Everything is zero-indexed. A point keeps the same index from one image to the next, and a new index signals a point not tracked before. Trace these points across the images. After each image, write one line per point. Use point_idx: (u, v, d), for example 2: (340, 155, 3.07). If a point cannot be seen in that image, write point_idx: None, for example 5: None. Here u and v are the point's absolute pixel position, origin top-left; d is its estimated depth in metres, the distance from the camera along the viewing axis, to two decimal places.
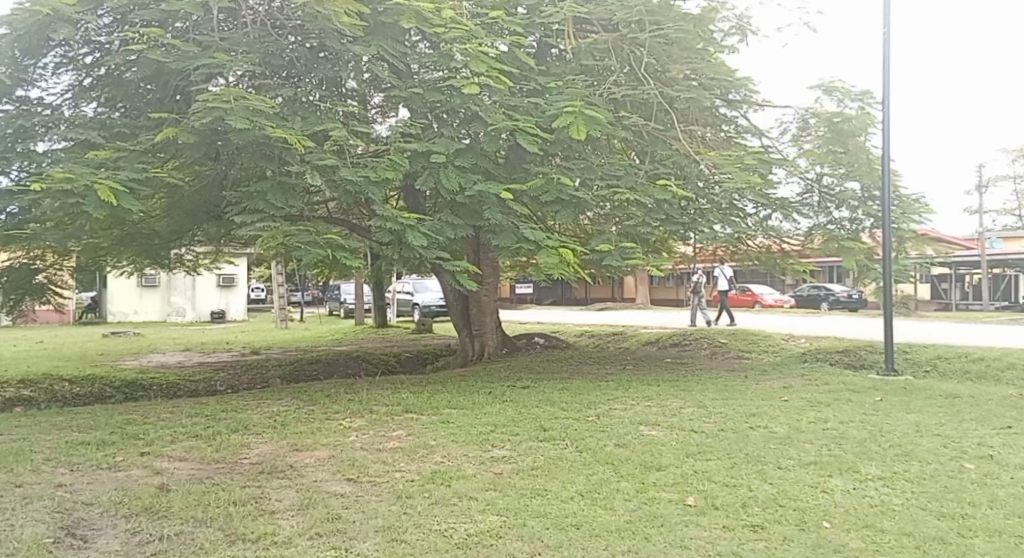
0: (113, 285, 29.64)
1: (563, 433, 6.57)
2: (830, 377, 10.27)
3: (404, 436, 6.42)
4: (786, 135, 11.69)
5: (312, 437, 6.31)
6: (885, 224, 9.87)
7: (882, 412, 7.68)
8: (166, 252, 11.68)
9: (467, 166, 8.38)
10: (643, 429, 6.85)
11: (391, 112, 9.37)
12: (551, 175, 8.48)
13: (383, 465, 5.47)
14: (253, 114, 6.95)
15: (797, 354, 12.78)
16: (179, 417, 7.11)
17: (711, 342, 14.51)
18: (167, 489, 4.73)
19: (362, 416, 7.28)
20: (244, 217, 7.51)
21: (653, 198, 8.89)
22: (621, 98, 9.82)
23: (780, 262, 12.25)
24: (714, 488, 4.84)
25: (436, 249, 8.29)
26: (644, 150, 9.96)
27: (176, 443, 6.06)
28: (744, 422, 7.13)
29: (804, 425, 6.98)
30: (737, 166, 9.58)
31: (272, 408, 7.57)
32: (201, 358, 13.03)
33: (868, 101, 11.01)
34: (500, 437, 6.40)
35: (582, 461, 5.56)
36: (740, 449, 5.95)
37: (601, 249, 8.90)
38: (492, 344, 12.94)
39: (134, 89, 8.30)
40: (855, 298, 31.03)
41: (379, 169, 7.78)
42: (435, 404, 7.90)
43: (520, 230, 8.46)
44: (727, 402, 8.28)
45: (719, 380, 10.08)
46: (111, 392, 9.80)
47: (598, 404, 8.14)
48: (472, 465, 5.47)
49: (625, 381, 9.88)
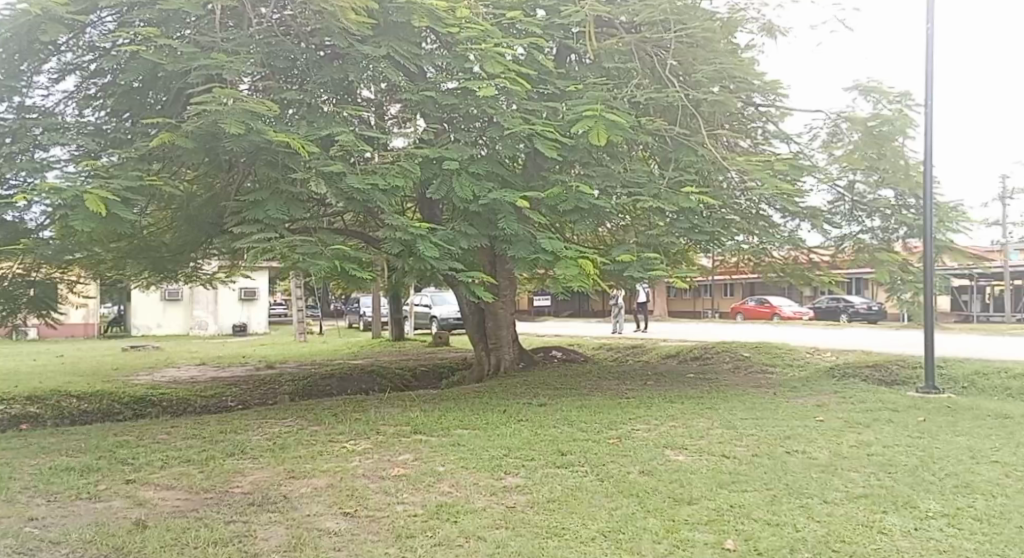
0: (137, 296, 29.53)
1: (583, 458, 6.02)
2: (865, 394, 9.60)
3: (411, 461, 5.90)
4: (815, 141, 11.09)
5: (313, 462, 5.77)
6: (927, 233, 9.17)
7: (929, 434, 7.03)
8: (174, 267, 11.28)
9: (482, 173, 7.88)
10: (669, 453, 6.28)
11: (409, 123, 8.60)
12: (570, 183, 7.96)
13: (385, 496, 4.98)
14: (253, 117, 6.48)
15: (825, 368, 12.13)
16: (176, 437, 6.59)
17: (734, 355, 13.89)
18: (144, 524, 4.29)
19: (367, 437, 6.71)
20: (245, 227, 6.93)
21: (678, 207, 8.33)
22: (644, 102, 9.27)
23: (807, 274, 11.63)
24: (754, 528, 4.28)
25: (448, 260, 7.77)
26: (667, 156, 9.38)
27: (166, 468, 5.56)
28: (779, 446, 6.52)
29: (847, 450, 6.35)
30: (766, 172, 9.01)
31: (275, 427, 7.04)
32: (214, 372, 12.57)
33: (907, 103, 10.41)
34: (515, 462, 5.87)
35: (603, 493, 5.01)
36: (779, 479, 5.35)
37: (623, 261, 8.35)
38: (509, 358, 12.39)
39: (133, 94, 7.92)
40: (876, 310, 30.08)
41: (387, 176, 7.28)
42: (445, 424, 7.35)
43: (538, 240, 7.93)
44: (758, 423, 7.68)
45: (746, 397, 9.46)
46: (118, 408, 9.34)
47: (620, 425, 7.56)
48: (482, 497, 4.95)
49: (646, 399, 9.28)
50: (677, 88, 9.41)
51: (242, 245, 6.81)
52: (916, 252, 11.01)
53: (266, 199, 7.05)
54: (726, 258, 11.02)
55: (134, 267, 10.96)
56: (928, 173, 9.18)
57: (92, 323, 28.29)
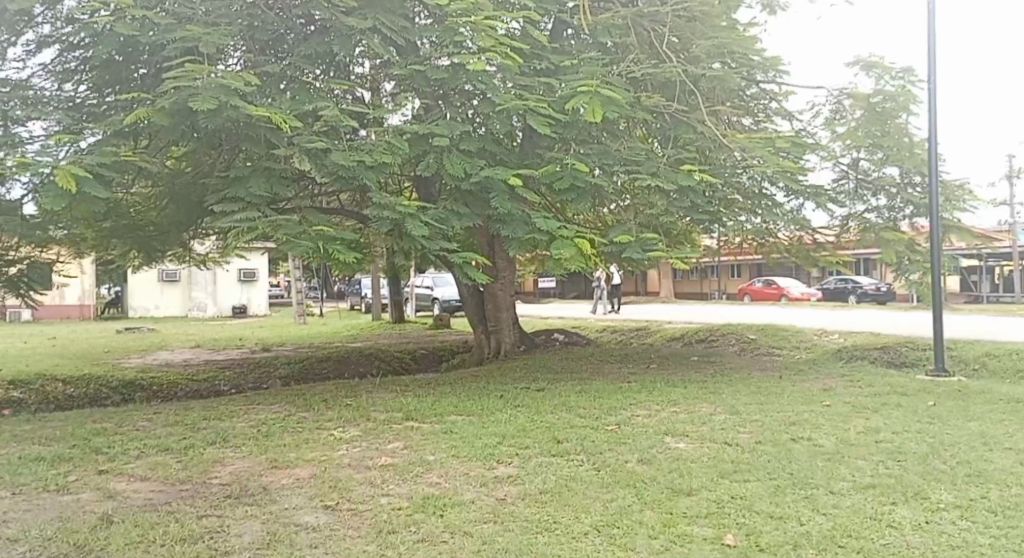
0: (134, 278, 29.18)
1: (579, 446, 5.78)
2: (875, 377, 9.32)
3: (400, 450, 5.67)
4: (818, 118, 10.64)
5: (297, 451, 5.55)
6: (936, 214, 8.79)
7: (939, 420, 6.76)
8: (163, 249, 11.03)
9: (473, 150, 7.57)
10: (669, 441, 6.04)
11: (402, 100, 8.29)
12: (566, 160, 7.65)
13: (370, 488, 4.76)
14: (231, 91, 6.21)
15: (832, 350, 11.87)
16: (158, 424, 6.38)
17: (739, 337, 13.63)
18: (110, 520, 4.19)
19: (356, 423, 6.48)
20: (226, 205, 6.69)
21: (678, 185, 8.02)
22: (642, 77, 8.91)
23: (813, 255, 11.33)
24: (756, 522, 4.02)
25: (440, 241, 7.51)
26: (666, 134, 9.01)
27: (141, 459, 5.39)
28: (783, 433, 6.26)
29: (854, 437, 6.07)
30: (769, 150, 8.69)
31: (262, 413, 6.82)
32: (208, 355, 12.37)
33: (911, 79, 9.84)
34: (508, 451, 5.63)
35: (599, 483, 4.77)
36: (783, 468, 5.10)
37: (621, 241, 8.06)
38: (509, 341, 12.15)
39: (111, 68, 7.65)
40: (885, 291, 29.65)
41: (375, 153, 7.00)
42: (439, 410, 7.12)
43: (533, 220, 7.64)
44: (763, 408, 7.43)
45: (751, 380, 9.22)
46: (106, 393, 9.14)
47: (619, 410, 7.33)
48: (472, 488, 4.72)
49: (648, 383, 9.04)
50: (675, 63, 9.03)
51: (220, 224, 6.57)
52: (924, 232, 10.65)
53: (249, 177, 6.79)
54: (729, 239, 10.71)
55: (122, 249, 10.72)
56: (934, 151, 8.79)
57: (89, 304, 28.12)
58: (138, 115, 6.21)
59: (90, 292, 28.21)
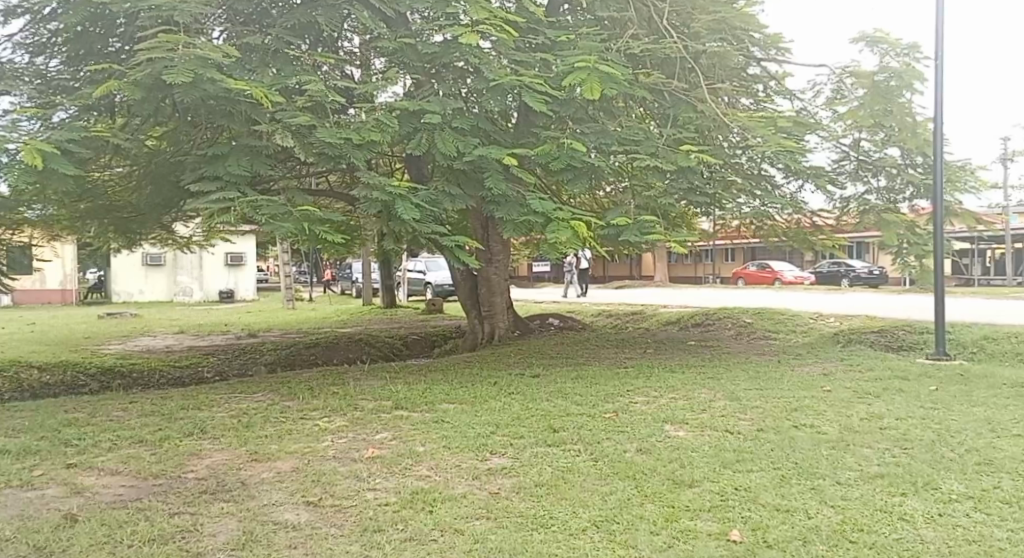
0: (117, 262, 28.94)
1: (576, 435, 5.53)
2: (873, 361, 9.12)
3: (388, 441, 5.40)
4: (819, 97, 10.35)
5: (280, 443, 5.30)
6: (939, 193, 8.51)
7: (944, 406, 6.55)
8: (144, 231, 10.68)
9: (466, 128, 7.24)
10: (668, 429, 5.80)
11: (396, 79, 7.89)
12: (561, 139, 7.34)
13: (356, 482, 4.52)
14: (208, 63, 5.85)
15: (829, 334, 11.67)
16: (133, 414, 6.10)
17: (735, 321, 13.43)
18: (75, 518, 3.95)
19: (343, 413, 6.21)
20: (203, 185, 6.34)
21: (677, 165, 7.73)
22: (641, 53, 8.60)
23: (810, 238, 11.10)
24: (762, 515, 3.73)
25: (430, 223, 7.19)
26: (665, 112, 8.68)
27: (114, 452, 5.15)
28: (786, 420, 6.04)
29: (859, 424, 5.85)
30: (770, 128, 8.40)
31: (245, 402, 6.54)
32: (191, 341, 12.06)
33: (915, 56, 9.56)
34: (501, 441, 5.38)
35: (597, 475, 4.53)
36: (787, 457, 4.86)
37: (618, 223, 7.76)
38: (502, 327, 11.90)
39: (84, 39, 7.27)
40: (877, 274, 29.55)
41: (363, 130, 6.66)
42: (429, 398, 6.86)
43: (528, 201, 7.33)
44: (762, 394, 7.20)
45: (749, 365, 9.00)
46: (84, 381, 8.85)
47: (616, 397, 7.08)
48: (463, 482, 4.46)
49: (644, 368, 8.81)
50: (675, 39, 8.74)
51: (196, 204, 6.19)
52: (925, 214, 10.32)
53: (228, 154, 6.44)
54: (726, 221, 10.48)
55: (101, 230, 10.37)
56: (940, 131, 8.51)
57: (69, 290, 27.67)
58: (109, 88, 5.86)
59: (72, 277, 27.77)
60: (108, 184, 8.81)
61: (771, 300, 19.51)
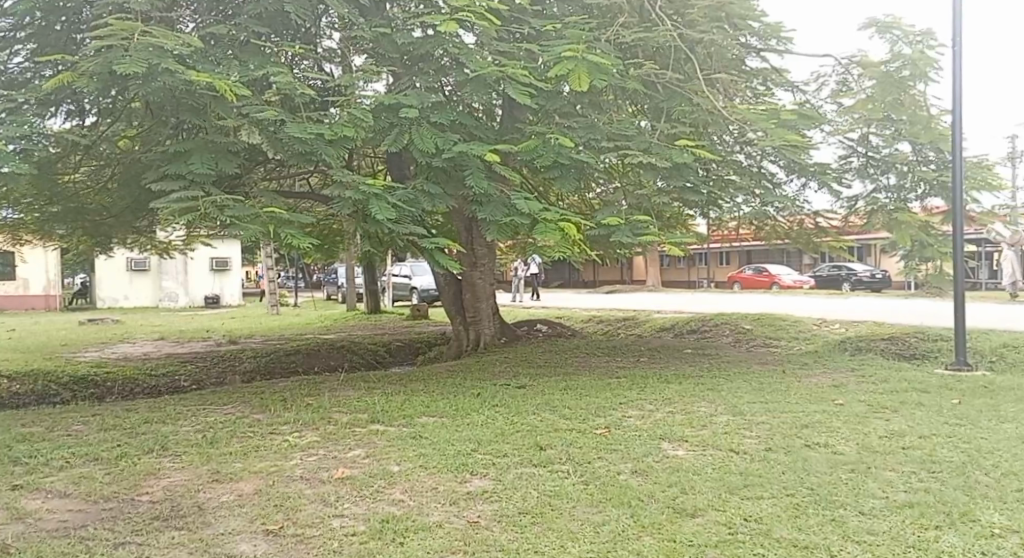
0: (99, 267, 28.41)
1: (564, 454, 5.09)
2: (887, 372, 8.67)
3: (361, 459, 4.96)
4: (823, 90, 9.96)
5: (244, 461, 4.85)
6: (957, 192, 8.06)
7: (970, 422, 6.10)
8: (119, 234, 10.22)
9: (445, 123, 6.81)
10: (667, 448, 5.36)
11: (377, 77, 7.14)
12: (548, 135, 6.92)
13: (322, 507, 4.07)
14: (166, 53, 5.44)
15: (836, 341, 11.24)
16: (93, 428, 5.64)
17: (734, 327, 12.99)
18: (7, 551, 3.50)
19: (315, 427, 5.77)
20: (165, 183, 5.91)
21: (673, 163, 7.31)
22: (633, 43, 8.17)
23: (814, 241, 10.67)
24: (779, 553, 3.30)
25: (409, 224, 6.74)
26: (658, 106, 8.22)
27: (65, 471, 4.67)
28: (796, 438, 5.60)
29: (877, 444, 5.41)
30: (773, 121, 7.98)
31: (213, 415, 6.10)
32: (171, 348, 11.59)
33: (929, 43, 9.02)
34: (482, 460, 4.94)
35: (588, 501, 4.10)
36: (801, 483, 4.43)
37: (610, 224, 7.32)
38: (489, 333, 11.48)
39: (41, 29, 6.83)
40: (880, 278, 29.08)
41: (336, 125, 6.24)
42: (408, 411, 6.43)
43: (513, 200, 6.89)
44: (769, 407, 6.76)
45: (753, 375, 8.56)
46: (54, 390, 8.38)
47: (609, 410, 6.65)
48: (441, 508, 4.02)
49: (638, 379, 8.37)
50: (669, 27, 8.30)
51: (157, 204, 5.76)
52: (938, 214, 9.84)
53: (192, 152, 6.01)
54: (726, 223, 10.04)
55: (72, 233, 9.90)
56: (959, 125, 8.06)
57: (53, 295, 27.15)
58: (60, 81, 5.43)
59: (55, 284, 27.22)
60: (74, 184, 8.38)
61: (767, 306, 19.21)
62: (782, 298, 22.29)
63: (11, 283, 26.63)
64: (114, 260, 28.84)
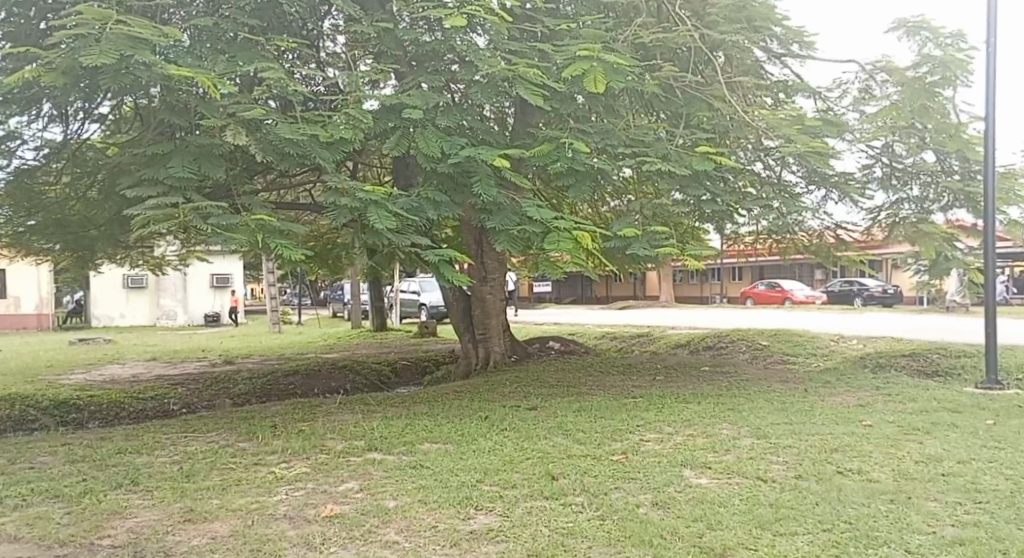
0: (97, 286, 28.32)
1: (579, 484, 4.62)
2: (914, 390, 8.15)
3: (352, 495, 4.47)
4: (845, 98, 9.54)
5: (223, 497, 4.35)
6: (990, 199, 7.59)
7: (1014, 445, 5.58)
8: (107, 248, 9.81)
9: (452, 126, 6.39)
10: (690, 476, 4.88)
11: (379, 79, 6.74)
12: (561, 139, 6.51)
13: (304, 551, 3.58)
14: (141, 44, 5.00)
15: (856, 357, 10.72)
16: (61, 460, 5.16)
17: (750, 344, 12.48)
18: None
19: (306, 457, 5.29)
20: (140, 189, 5.45)
21: (692, 169, 6.88)
22: (651, 44, 7.80)
23: (834, 253, 10.21)
24: None
25: (411, 234, 6.30)
26: (677, 111, 7.84)
27: (19, 510, 4.15)
28: (828, 464, 5.10)
29: (914, 470, 4.91)
30: (796, 128, 7.57)
31: (194, 444, 5.62)
32: (163, 369, 11.15)
33: (960, 45, 8.64)
34: (489, 493, 4.46)
35: (603, 539, 3.62)
36: (838, 515, 3.94)
37: (626, 235, 6.86)
38: (498, 351, 11.00)
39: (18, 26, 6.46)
40: (892, 293, 28.46)
41: (333, 127, 5.84)
42: (409, 438, 5.95)
43: (523, 209, 6.45)
44: (794, 430, 6.26)
45: (772, 394, 8.06)
46: (31, 415, 7.88)
47: (625, 434, 6.16)
48: (439, 550, 3.54)
49: (654, 399, 7.88)
50: (690, 27, 7.95)
51: (132, 210, 5.30)
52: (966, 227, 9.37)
53: (172, 154, 5.59)
54: (743, 235, 9.60)
55: (58, 247, 9.49)
56: (991, 130, 7.62)
57: (46, 315, 26.96)
58: (20, 75, 4.96)
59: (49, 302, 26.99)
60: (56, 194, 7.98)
61: (782, 321, 18.80)
62: (794, 315, 21.79)
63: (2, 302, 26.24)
64: (108, 276, 28.53)
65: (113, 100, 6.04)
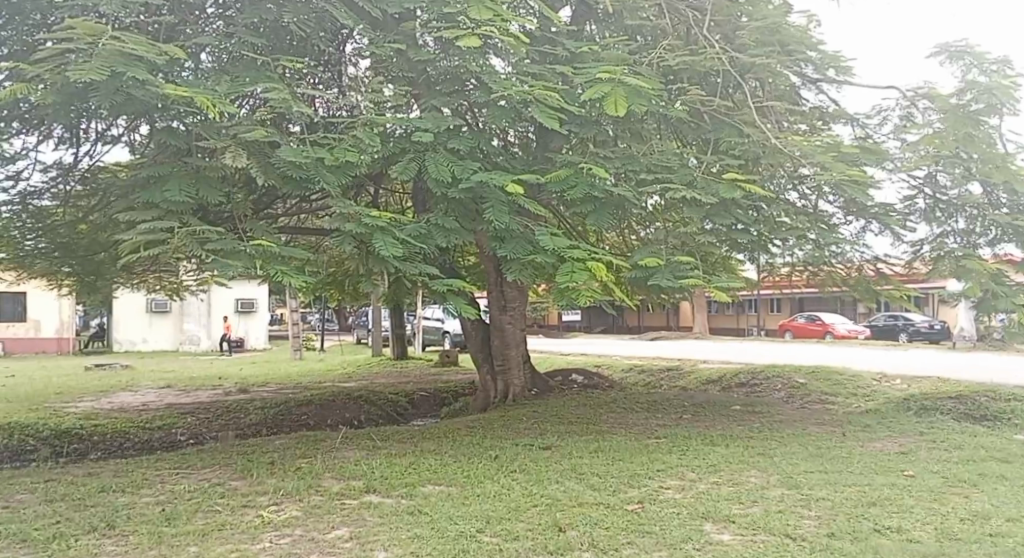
0: (121, 311, 28.50)
1: (589, 537, 4.23)
2: (962, 437, 7.54)
3: (340, 543, 4.14)
4: (885, 125, 9.11)
5: (201, 543, 4.06)
6: None
7: None
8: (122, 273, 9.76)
9: (464, 150, 6.15)
10: (711, 531, 4.45)
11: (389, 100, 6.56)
12: (579, 164, 6.21)
13: None
14: (135, 61, 4.87)
15: (899, 399, 10.07)
16: (44, 498, 4.93)
17: (786, 382, 11.89)
18: None
19: (298, 498, 4.99)
20: (136, 212, 5.29)
21: (719, 197, 6.51)
22: (676, 67, 7.52)
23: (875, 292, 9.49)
24: None
25: (420, 263, 6.04)
26: (704, 136, 7.50)
27: None
28: (862, 521, 4.63)
29: (958, 529, 4.41)
30: (832, 155, 7.15)
31: (185, 482, 5.37)
32: (175, 398, 11.01)
33: (1006, 72, 8.18)
34: (489, 545, 4.10)
35: None
36: None
37: (647, 266, 6.50)
38: (518, 384, 10.64)
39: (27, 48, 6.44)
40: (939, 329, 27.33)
41: (339, 150, 5.64)
42: (413, 479, 5.61)
43: (538, 237, 6.15)
44: (828, 480, 5.77)
45: (806, 439, 7.52)
46: (32, 445, 7.71)
47: (644, 481, 5.74)
48: None
49: (678, 441, 7.42)
50: (719, 51, 7.65)
51: (128, 234, 5.14)
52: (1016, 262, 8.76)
53: (171, 177, 5.43)
54: (775, 268, 9.13)
55: (73, 272, 9.46)
56: None
57: (66, 339, 27.52)
58: (8, 91, 4.84)
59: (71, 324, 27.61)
60: None
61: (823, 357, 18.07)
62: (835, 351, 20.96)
63: (22, 326, 26.70)
64: (131, 301, 28.76)
65: (116, 121, 5.95)
